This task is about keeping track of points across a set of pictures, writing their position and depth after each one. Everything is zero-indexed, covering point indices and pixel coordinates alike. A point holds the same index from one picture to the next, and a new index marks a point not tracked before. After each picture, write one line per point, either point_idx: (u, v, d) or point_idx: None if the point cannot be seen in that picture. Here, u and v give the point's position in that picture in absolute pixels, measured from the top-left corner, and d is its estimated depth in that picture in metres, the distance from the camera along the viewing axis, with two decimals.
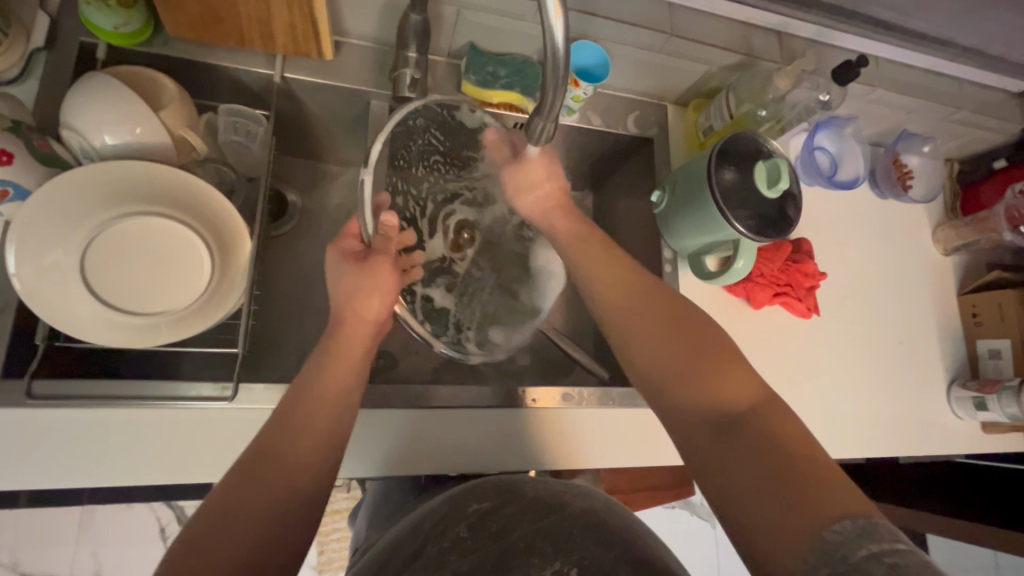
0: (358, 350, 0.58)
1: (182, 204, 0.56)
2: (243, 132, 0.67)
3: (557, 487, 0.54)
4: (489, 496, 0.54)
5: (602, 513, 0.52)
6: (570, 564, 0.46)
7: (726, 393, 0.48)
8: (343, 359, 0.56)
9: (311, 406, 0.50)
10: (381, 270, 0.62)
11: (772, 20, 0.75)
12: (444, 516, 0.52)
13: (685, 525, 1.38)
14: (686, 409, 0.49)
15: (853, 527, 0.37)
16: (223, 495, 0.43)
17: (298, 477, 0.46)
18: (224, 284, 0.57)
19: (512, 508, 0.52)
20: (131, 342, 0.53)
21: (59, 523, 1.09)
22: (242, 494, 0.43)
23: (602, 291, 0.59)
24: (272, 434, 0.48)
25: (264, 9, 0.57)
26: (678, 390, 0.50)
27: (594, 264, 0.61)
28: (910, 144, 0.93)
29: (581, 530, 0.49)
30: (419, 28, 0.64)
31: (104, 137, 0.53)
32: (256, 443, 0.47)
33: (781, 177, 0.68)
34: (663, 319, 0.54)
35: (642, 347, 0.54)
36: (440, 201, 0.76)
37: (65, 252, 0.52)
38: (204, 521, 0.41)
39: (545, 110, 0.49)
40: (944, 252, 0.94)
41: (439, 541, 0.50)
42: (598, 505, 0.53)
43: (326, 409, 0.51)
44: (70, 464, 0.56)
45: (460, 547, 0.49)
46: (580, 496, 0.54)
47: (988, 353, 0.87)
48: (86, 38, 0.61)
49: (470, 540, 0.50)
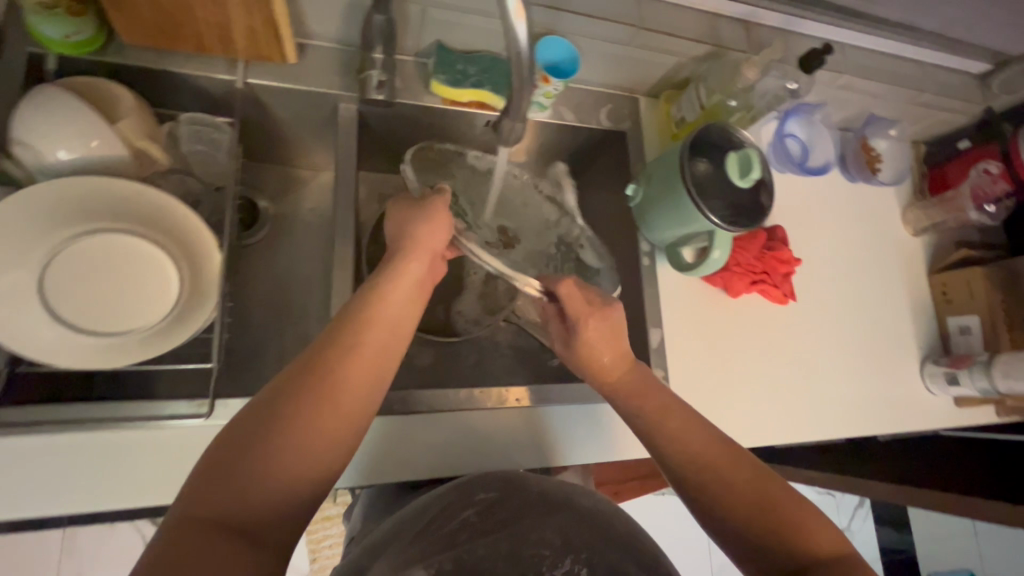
0: (406, 297, 0.55)
1: (148, 220, 0.55)
2: (206, 140, 0.64)
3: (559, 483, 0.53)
4: (494, 486, 0.52)
5: (606, 517, 0.50)
6: (580, 564, 0.48)
7: (794, 521, 0.49)
8: (388, 304, 0.53)
9: (360, 331, 0.50)
10: (437, 209, 0.59)
11: (739, 10, 0.75)
12: (450, 502, 0.51)
13: (675, 512, 1.40)
14: (756, 536, 0.50)
15: None
16: (261, 412, 0.44)
17: (341, 400, 0.46)
18: (194, 301, 0.56)
19: (517, 503, 0.51)
20: (97, 364, 0.51)
21: (41, 547, 1.07)
22: (279, 413, 0.43)
23: (662, 434, 0.56)
24: (317, 358, 0.47)
25: (222, 13, 0.56)
26: (746, 520, 0.51)
27: (630, 393, 0.60)
28: (877, 127, 0.94)
29: (590, 529, 0.49)
30: (383, 29, 0.63)
31: (58, 153, 0.51)
32: (297, 366, 0.47)
33: (752, 167, 0.68)
34: (744, 476, 0.53)
35: (726, 506, 0.52)
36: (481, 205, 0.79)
37: (23, 273, 0.50)
38: (238, 433, 0.42)
39: (513, 111, 0.49)
40: (913, 232, 0.96)
41: (451, 521, 0.50)
42: (606, 504, 0.52)
43: (367, 351, 0.49)
44: (43, 490, 0.54)
45: (470, 529, 0.49)
46: (584, 495, 0.52)
47: (958, 329, 0.90)
48: (34, 48, 0.59)
49: (482, 523, 0.50)
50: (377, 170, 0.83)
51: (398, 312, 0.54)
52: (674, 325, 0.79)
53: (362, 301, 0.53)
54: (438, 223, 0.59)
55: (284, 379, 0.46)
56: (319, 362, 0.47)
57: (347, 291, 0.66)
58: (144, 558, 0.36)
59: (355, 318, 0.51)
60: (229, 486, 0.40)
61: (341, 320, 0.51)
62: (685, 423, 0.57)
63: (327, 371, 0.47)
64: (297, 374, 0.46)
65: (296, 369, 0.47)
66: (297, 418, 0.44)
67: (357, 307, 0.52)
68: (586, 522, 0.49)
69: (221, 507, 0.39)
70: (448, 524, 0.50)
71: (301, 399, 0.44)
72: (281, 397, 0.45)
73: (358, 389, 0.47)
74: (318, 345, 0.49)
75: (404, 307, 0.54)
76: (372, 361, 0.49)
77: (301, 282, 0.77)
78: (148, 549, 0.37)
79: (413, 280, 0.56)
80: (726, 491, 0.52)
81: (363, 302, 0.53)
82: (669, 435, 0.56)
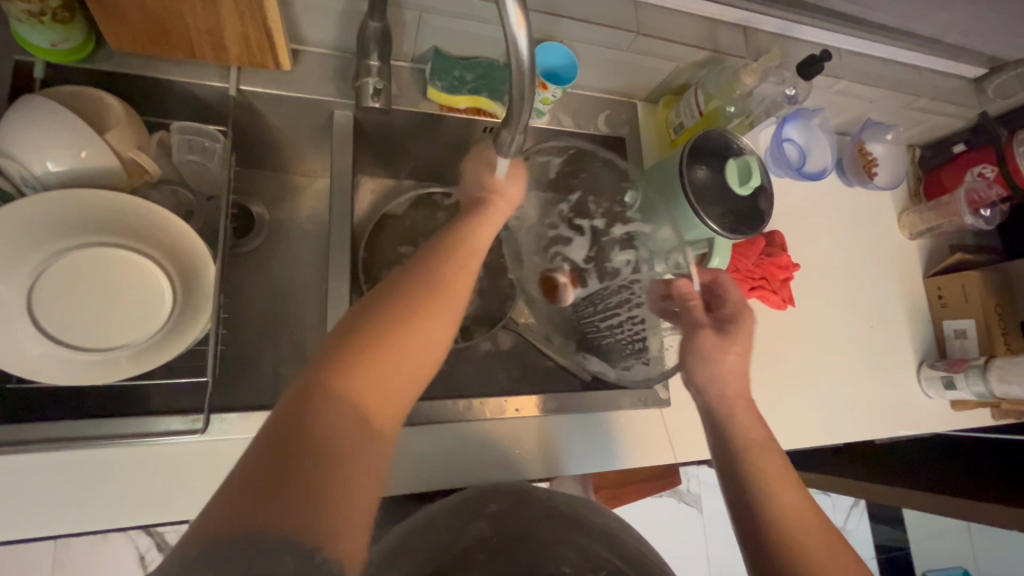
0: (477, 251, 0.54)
1: (140, 232, 0.54)
2: (199, 150, 0.62)
3: (576, 498, 0.56)
4: (505, 497, 0.55)
5: (620, 532, 0.54)
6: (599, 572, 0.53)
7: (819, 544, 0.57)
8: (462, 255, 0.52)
9: (431, 272, 0.49)
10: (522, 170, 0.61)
11: (736, 15, 0.74)
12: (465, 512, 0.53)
13: (674, 514, 1.40)
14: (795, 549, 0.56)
15: None
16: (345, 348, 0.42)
17: (419, 330, 0.45)
18: (186, 313, 0.54)
19: (529, 514, 0.55)
20: (88, 380, 0.50)
21: (32, 558, 1.05)
22: (361, 348, 0.42)
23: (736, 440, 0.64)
24: (393, 296, 0.46)
25: (214, 20, 0.55)
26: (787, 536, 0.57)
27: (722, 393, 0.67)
28: (874, 133, 0.95)
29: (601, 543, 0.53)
30: (379, 35, 0.62)
31: (46, 164, 0.50)
32: (375, 304, 0.46)
33: (752, 175, 0.68)
34: (793, 500, 0.60)
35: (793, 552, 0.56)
36: (566, 223, 0.74)
37: (10, 288, 0.49)
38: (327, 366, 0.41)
39: (512, 123, 0.47)
40: (909, 236, 0.96)
41: (464, 536, 0.53)
42: (615, 522, 0.54)
43: (439, 298, 0.47)
44: (32, 510, 0.53)
45: (485, 546, 0.54)
46: (597, 511, 0.56)
47: (954, 333, 0.90)
48: (21, 56, 0.57)
49: (495, 538, 0.55)
50: (374, 176, 0.82)
51: (472, 263, 0.52)
52: None
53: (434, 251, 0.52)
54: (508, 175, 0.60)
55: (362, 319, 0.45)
56: (397, 305, 0.46)
57: (343, 301, 0.64)
58: (233, 483, 0.35)
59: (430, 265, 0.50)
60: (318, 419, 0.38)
61: (414, 265, 0.50)
62: (797, 502, 0.59)
63: (407, 315, 0.45)
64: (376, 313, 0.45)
65: (375, 309, 0.45)
66: (381, 358, 0.43)
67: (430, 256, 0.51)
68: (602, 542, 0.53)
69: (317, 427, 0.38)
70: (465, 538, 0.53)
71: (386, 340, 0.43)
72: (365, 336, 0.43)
73: (437, 335, 0.46)
74: (393, 287, 0.47)
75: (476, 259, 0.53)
76: (447, 310, 0.48)
77: (298, 290, 0.76)
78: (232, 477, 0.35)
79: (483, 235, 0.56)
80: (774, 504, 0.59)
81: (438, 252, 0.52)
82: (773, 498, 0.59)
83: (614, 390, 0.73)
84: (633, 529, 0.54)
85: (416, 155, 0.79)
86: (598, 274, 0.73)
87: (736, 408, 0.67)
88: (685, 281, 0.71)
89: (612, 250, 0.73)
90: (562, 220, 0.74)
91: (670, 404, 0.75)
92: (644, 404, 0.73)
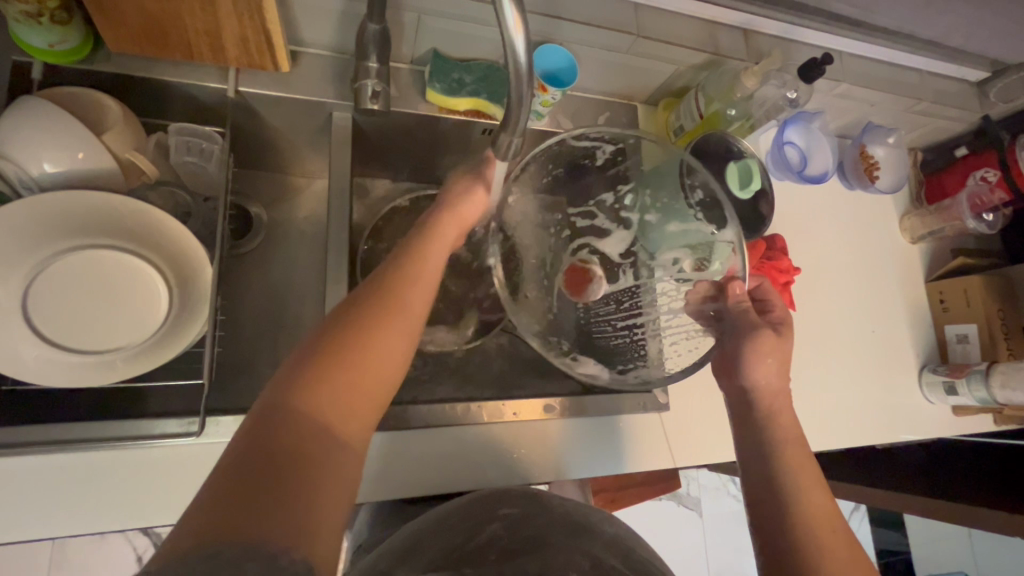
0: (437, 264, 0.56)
1: (136, 234, 0.53)
2: (198, 152, 0.62)
3: (585, 507, 0.56)
4: (518, 503, 0.55)
5: (629, 541, 0.54)
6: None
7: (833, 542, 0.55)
8: (423, 267, 0.55)
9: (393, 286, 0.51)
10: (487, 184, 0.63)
11: (737, 18, 0.74)
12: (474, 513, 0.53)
13: (674, 517, 1.39)
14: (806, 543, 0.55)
15: None
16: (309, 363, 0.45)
17: (379, 341, 0.48)
18: (182, 315, 0.54)
19: (542, 519, 0.54)
20: (83, 382, 0.50)
21: (29, 559, 1.05)
22: (323, 363, 0.45)
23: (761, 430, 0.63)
24: (354, 312, 0.49)
25: (212, 21, 0.54)
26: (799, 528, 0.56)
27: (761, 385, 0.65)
28: (875, 136, 0.93)
29: (614, 558, 0.51)
30: (378, 37, 0.61)
31: (43, 166, 0.50)
32: (337, 321, 0.48)
33: (753, 178, 0.72)
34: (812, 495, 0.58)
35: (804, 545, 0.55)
36: (608, 214, 0.77)
37: (4, 289, 0.49)
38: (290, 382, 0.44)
39: (510, 125, 0.46)
40: (911, 240, 0.96)
41: (475, 537, 0.52)
42: (625, 531, 0.55)
43: (398, 311, 0.50)
44: (28, 511, 0.52)
45: (497, 547, 0.51)
46: (606, 520, 0.56)
47: (956, 338, 0.89)
48: (19, 57, 0.57)
49: (507, 538, 0.52)
50: (372, 176, 0.81)
51: (432, 275, 0.55)
52: None
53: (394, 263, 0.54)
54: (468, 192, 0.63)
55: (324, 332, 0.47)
56: (358, 319, 0.48)
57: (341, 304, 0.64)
58: (205, 494, 0.37)
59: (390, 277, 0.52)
60: (284, 431, 0.41)
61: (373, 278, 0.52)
62: (818, 498, 0.58)
63: (367, 329, 0.47)
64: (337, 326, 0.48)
65: (336, 323, 0.48)
66: (343, 374, 0.45)
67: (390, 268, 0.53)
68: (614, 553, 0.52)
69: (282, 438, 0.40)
70: (465, 547, 0.51)
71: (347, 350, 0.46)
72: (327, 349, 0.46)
73: (397, 342, 0.49)
74: (353, 301, 0.50)
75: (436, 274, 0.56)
76: (407, 320, 0.50)
77: (296, 292, 0.76)
78: (205, 486, 0.38)
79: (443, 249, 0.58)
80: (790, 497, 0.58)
81: (398, 263, 0.54)
82: (804, 499, 0.58)
83: (614, 394, 0.73)
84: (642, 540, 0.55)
85: (415, 157, 0.79)
86: (635, 272, 0.76)
87: (776, 405, 0.65)
88: (736, 282, 0.68)
89: (658, 248, 0.74)
90: (603, 213, 0.77)
91: (669, 408, 0.75)
92: (643, 408, 0.73)
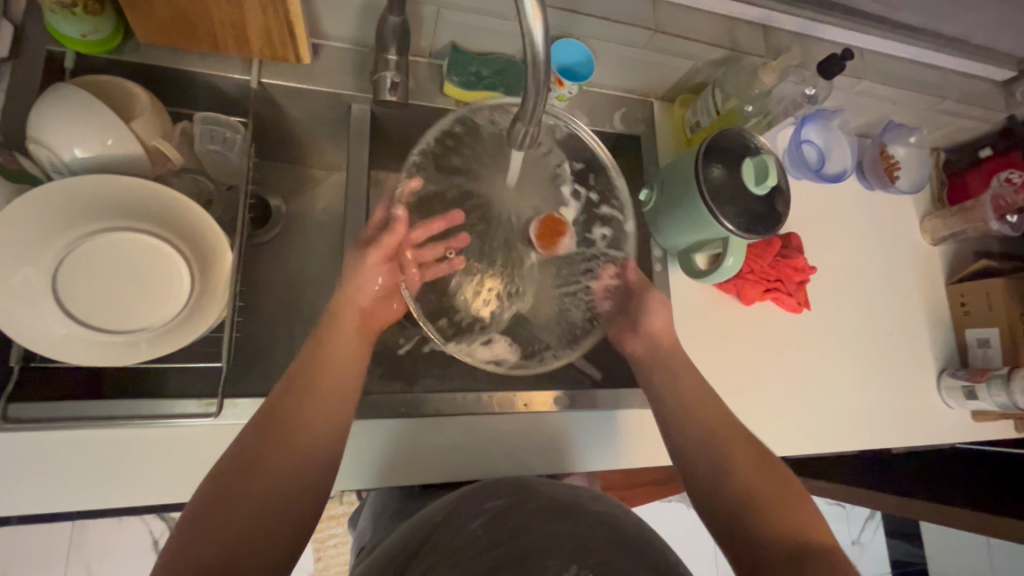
0: (331, 408, 0.54)
1: (160, 219, 0.55)
2: (221, 141, 0.64)
3: (571, 489, 0.55)
4: (505, 493, 0.54)
5: (619, 518, 0.53)
6: (585, 567, 0.47)
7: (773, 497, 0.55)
8: (308, 424, 0.51)
9: (317, 372, 0.55)
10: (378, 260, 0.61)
11: (756, 14, 0.74)
12: (457, 509, 0.53)
13: (683, 518, 1.38)
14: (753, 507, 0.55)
15: None
16: (235, 461, 0.48)
17: (297, 427, 0.51)
18: (204, 298, 0.56)
19: (528, 505, 0.53)
20: (109, 361, 0.52)
21: (52, 538, 1.08)
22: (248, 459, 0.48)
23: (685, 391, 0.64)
24: (279, 400, 0.52)
25: (237, 14, 0.56)
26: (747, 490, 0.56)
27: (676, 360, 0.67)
28: (897, 134, 0.93)
29: (600, 536, 0.50)
30: (397, 30, 0.62)
31: (74, 151, 0.51)
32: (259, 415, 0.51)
33: (769, 174, 0.67)
34: (740, 449, 0.59)
35: (744, 505, 0.55)
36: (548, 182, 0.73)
37: (35, 270, 0.51)
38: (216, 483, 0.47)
39: (526, 115, 0.47)
40: (932, 241, 0.94)
41: (458, 534, 0.51)
42: (615, 508, 0.54)
43: (317, 394, 0.53)
44: (56, 488, 0.54)
45: (476, 543, 0.50)
46: (595, 500, 0.55)
47: (976, 342, 0.88)
48: (53, 47, 0.59)
49: (488, 535, 0.50)
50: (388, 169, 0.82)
51: (348, 352, 0.58)
52: (687, 332, 0.79)
53: (266, 434, 0.50)
54: (357, 297, 0.61)
55: (184, 560, 0.42)
56: (278, 408, 0.51)
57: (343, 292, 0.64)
58: None
59: (268, 456, 0.49)
60: (205, 540, 0.44)
61: (240, 449, 0.49)
62: (748, 448, 0.59)
63: (286, 418, 0.51)
64: (204, 545, 0.43)
65: (204, 539, 0.44)
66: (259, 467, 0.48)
67: (262, 443, 0.49)
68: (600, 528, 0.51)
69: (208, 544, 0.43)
70: (441, 546, 0.50)
71: (231, 567, 0.43)
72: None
73: (317, 423, 0.52)
74: (220, 501, 0.46)
75: (330, 423, 0.53)
76: (328, 402, 0.54)
77: (311, 282, 0.77)
78: None
79: (337, 373, 0.56)
80: (727, 464, 0.58)
81: (265, 432, 0.50)
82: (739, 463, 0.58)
83: (625, 389, 0.73)
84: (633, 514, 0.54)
85: None
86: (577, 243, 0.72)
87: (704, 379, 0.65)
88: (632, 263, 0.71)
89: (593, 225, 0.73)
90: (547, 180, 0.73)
91: None
92: None
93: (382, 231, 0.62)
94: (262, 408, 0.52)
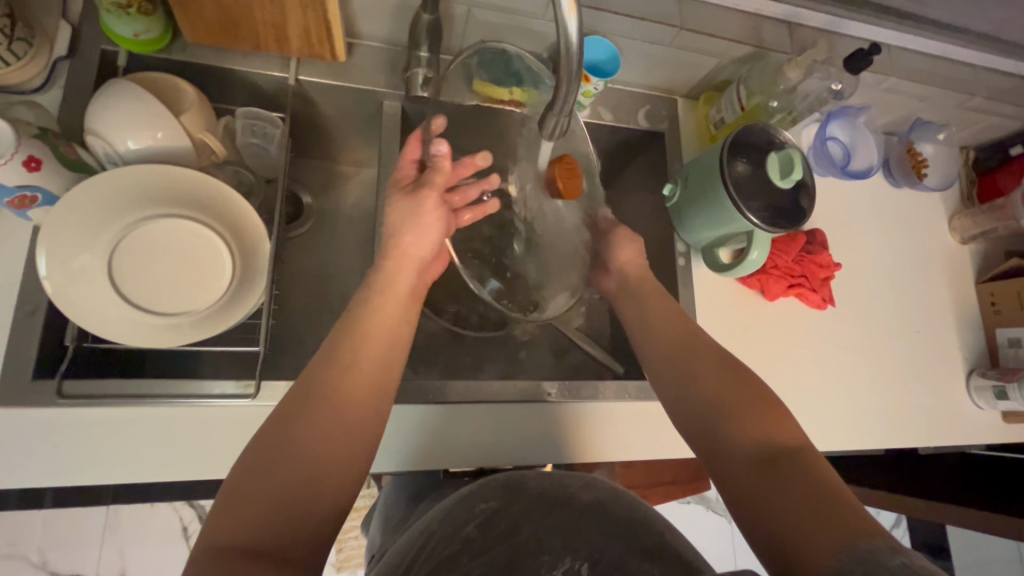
0: (369, 375, 0.52)
1: (202, 206, 0.58)
2: (261, 135, 0.67)
3: (561, 478, 0.53)
4: (495, 495, 0.52)
5: (608, 505, 0.51)
6: (580, 561, 0.47)
7: (758, 419, 0.54)
8: (353, 391, 0.50)
9: (366, 341, 0.54)
10: (429, 203, 0.64)
11: (781, 11, 0.74)
12: (451, 512, 0.50)
13: (702, 521, 1.38)
14: (734, 431, 0.54)
15: (886, 544, 0.41)
16: (283, 422, 0.47)
17: (347, 387, 0.50)
18: (244, 283, 0.59)
19: (520, 507, 0.51)
20: (155, 341, 0.55)
21: (87, 522, 1.12)
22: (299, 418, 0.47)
23: (660, 324, 0.66)
24: (328, 362, 0.52)
25: (279, 15, 0.59)
26: (729, 412, 0.55)
27: (643, 297, 0.69)
28: (925, 132, 0.92)
29: (591, 524, 0.50)
30: (431, 27, 0.65)
31: (128, 143, 0.54)
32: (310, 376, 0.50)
33: (793, 168, 0.67)
34: (718, 370, 0.59)
35: (731, 426, 0.54)
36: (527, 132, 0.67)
37: (91, 254, 0.54)
38: (261, 444, 0.45)
39: (557, 106, 0.49)
40: (960, 241, 0.93)
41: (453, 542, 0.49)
42: (605, 496, 0.52)
43: (368, 360, 0.53)
44: (103, 461, 0.57)
45: (470, 549, 0.48)
46: (586, 488, 0.53)
47: (1008, 342, 0.86)
48: (106, 46, 0.63)
49: (481, 540, 0.49)
50: None
51: (392, 317, 0.58)
52: (710, 326, 0.79)
53: (305, 397, 0.48)
54: (408, 256, 0.63)
55: (219, 526, 0.41)
56: (330, 369, 0.51)
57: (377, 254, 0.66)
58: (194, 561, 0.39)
59: (311, 419, 0.47)
60: (254, 505, 0.42)
61: (290, 409, 0.47)
62: (725, 369, 0.58)
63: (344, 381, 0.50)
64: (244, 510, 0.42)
65: (251, 508, 0.42)
66: (311, 428, 0.47)
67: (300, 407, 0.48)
68: (589, 517, 0.51)
69: (258, 512, 0.42)
70: (431, 557, 0.47)
71: (278, 528, 0.42)
72: (238, 546, 0.40)
73: (367, 389, 0.51)
74: (259, 465, 0.44)
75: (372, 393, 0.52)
76: (374, 361, 0.53)
77: (340, 274, 0.80)
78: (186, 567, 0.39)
79: (384, 339, 0.56)
80: (705, 388, 0.58)
81: (310, 389, 0.49)
82: (712, 382, 0.58)
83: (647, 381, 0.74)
84: (622, 496, 0.52)
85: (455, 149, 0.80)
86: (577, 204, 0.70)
87: (691, 328, 0.64)
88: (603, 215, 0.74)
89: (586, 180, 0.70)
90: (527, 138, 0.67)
91: None
92: None
93: (427, 171, 0.65)
94: (299, 383, 0.50)
